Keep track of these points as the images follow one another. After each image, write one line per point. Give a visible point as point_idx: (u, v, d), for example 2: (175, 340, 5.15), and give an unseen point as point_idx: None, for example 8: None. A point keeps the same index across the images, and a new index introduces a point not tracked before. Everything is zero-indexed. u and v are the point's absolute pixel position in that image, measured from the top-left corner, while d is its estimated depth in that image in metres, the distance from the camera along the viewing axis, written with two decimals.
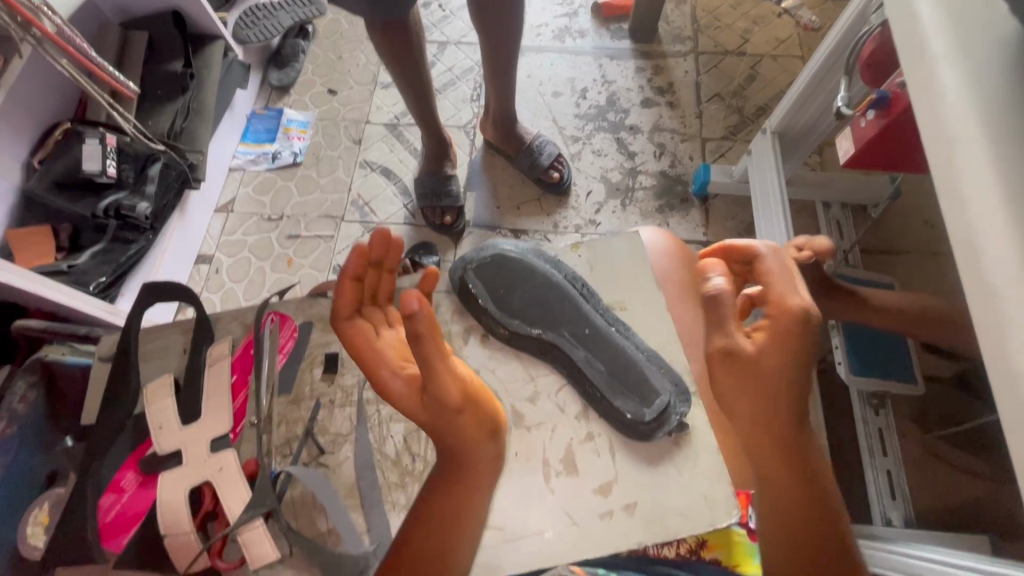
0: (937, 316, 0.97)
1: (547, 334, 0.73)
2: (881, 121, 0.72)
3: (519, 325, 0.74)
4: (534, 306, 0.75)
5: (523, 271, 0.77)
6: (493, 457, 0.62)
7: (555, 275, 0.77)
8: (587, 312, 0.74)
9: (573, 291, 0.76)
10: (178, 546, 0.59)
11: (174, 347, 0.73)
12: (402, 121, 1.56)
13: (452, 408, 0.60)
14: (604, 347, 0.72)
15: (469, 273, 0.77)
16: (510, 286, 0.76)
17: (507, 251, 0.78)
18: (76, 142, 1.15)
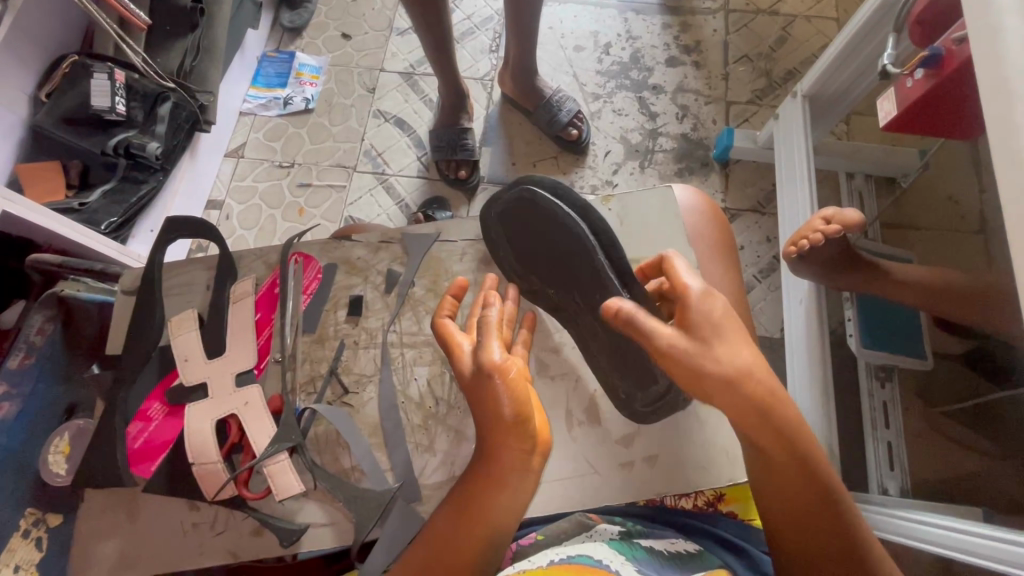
0: (961, 292, 0.96)
1: (561, 294, 0.69)
2: (929, 81, 0.69)
3: (534, 281, 0.71)
4: (550, 262, 0.69)
5: (544, 219, 0.66)
6: (515, 455, 0.55)
7: (578, 227, 0.65)
8: (603, 279, 0.64)
9: (592, 250, 0.64)
10: (205, 475, 0.60)
11: (196, 284, 0.73)
12: (418, 69, 1.51)
13: (486, 373, 0.56)
14: (612, 320, 0.65)
15: (491, 214, 0.71)
16: (528, 235, 0.69)
17: (529, 190, 0.67)
18: (85, 76, 1.12)
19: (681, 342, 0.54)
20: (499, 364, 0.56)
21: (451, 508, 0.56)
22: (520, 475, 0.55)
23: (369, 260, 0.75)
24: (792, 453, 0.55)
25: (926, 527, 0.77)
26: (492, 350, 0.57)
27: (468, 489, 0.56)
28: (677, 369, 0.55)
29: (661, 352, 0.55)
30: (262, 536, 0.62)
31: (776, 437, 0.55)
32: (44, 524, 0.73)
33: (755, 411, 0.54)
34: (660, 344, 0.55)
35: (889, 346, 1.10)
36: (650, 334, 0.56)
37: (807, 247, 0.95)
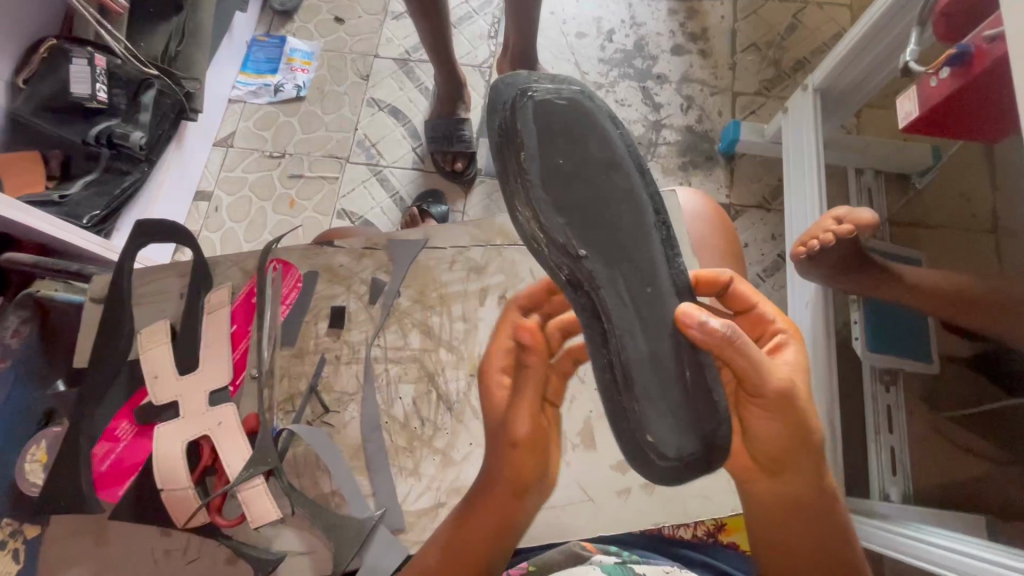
0: (974, 298, 0.92)
1: (590, 259, 0.51)
2: (956, 81, 0.64)
3: (554, 220, 0.51)
4: (590, 202, 0.52)
5: (601, 153, 0.54)
6: (508, 498, 0.52)
7: (641, 185, 0.54)
8: (657, 265, 0.52)
9: (652, 221, 0.53)
10: (175, 501, 0.59)
11: (171, 291, 0.72)
12: (414, 56, 1.45)
13: (511, 443, 0.51)
14: (659, 317, 0.51)
15: (531, 111, 0.54)
16: (572, 163, 0.53)
17: (597, 114, 0.55)
18: (63, 62, 1.07)
19: (799, 385, 0.50)
20: (528, 437, 0.51)
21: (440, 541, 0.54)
22: (516, 510, 0.52)
23: (352, 268, 0.73)
24: (826, 523, 0.53)
25: (932, 549, 0.73)
26: (518, 425, 0.51)
27: (458, 523, 0.54)
28: (790, 417, 0.49)
29: (782, 397, 0.48)
30: (236, 565, 0.62)
31: (814, 494, 0.52)
32: (21, 535, 0.69)
33: (812, 471, 0.51)
34: (782, 388, 0.48)
35: (895, 350, 1.06)
36: (771, 377, 0.48)
37: (817, 248, 0.90)
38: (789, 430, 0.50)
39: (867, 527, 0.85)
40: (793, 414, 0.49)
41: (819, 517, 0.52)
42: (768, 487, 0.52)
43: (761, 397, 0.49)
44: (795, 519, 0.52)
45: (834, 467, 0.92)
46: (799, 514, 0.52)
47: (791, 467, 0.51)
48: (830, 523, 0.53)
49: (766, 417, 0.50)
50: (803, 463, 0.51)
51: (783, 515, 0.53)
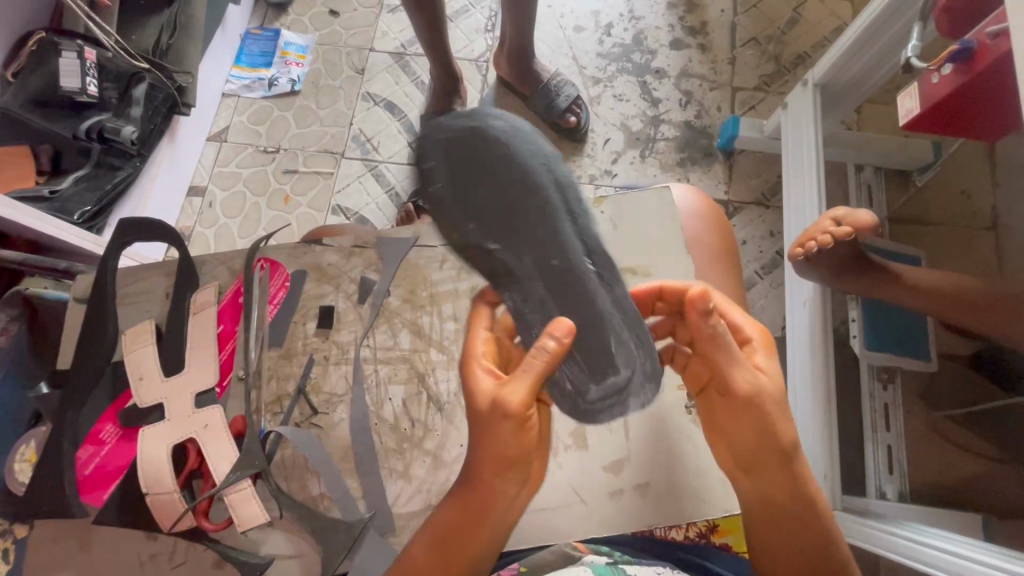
0: (974, 297, 0.91)
1: (506, 257, 0.57)
2: (957, 78, 0.63)
3: (469, 232, 0.57)
4: (496, 209, 0.57)
5: (498, 160, 0.57)
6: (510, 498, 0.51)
7: (544, 179, 0.57)
8: (564, 241, 0.57)
9: (558, 210, 0.57)
10: (160, 505, 0.59)
11: (156, 290, 0.72)
12: (409, 49, 1.42)
13: (504, 414, 0.48)
14: (575, 291, 0.58)
15: (428, 138, 0.58)
16: (472, 173, 0.57)
17: (488, 121, 0.57)
18: (51, 55, 1.04)
19: (772, 390, 0.52)
20: (522, 412, 0.49)
21: (427, 538, 0.53)
22: (507, 515, 0.52)
23: (341, 266, 0.72)
24: (813, 531, 0.53)
25: (931, 551, 0.72)
26: (514, 402, 0.48)
27: (446, 524, 0.52)
28: (758, 417, 0.52)
29: (750, 398, 0.52)
30: (223, 569, 0.61)
31: (792, 499, 0.52)
32: (11, 535, 0.67)
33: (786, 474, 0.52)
34: (750, 390, 0.52)
35: (893, 349, 1.05)
36: (739, 377, 0.52)
37: (815, 249, 0.90)
38: (757, 429, 0.52)
39: (863, 527, 0.84)
40: (761, 415, 0.52)
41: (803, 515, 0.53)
42: (747, 486, 0.54)
43: (732, 397, 0.53)
44: (779, 524, 0.53)
45: (831, 467, 0.91)
46: (780, 520, 0.53)
47: (766, 465, 0.52)
48: (813, 519, 0.53)
49: (738, 417, 0.53)
50: (776, 463, 0.52)
51: (767, 516, 0.53)
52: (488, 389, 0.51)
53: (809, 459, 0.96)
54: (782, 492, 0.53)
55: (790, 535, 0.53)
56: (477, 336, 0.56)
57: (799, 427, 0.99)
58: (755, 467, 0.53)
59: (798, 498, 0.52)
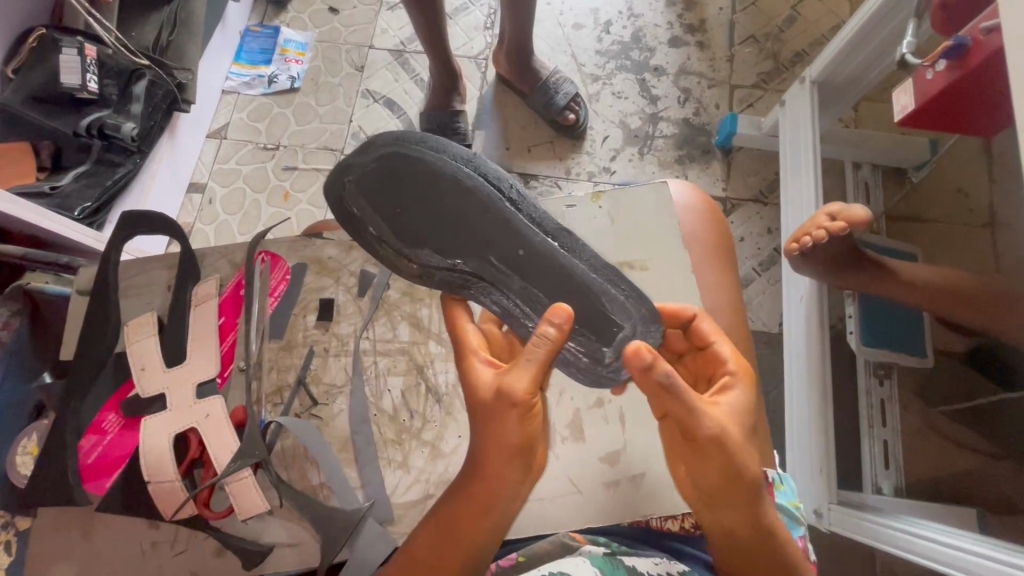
0: (970, 293, 0.92)
1: (471, 265, 0.60)
2: (951, 74, 0.64)
3: (429, 258, 0.60)
4: (445, 229, 0.59)
5: (423, 183, 0.59)
6: (512, 488, 0.52)
7: (472, 181, 0.58)
8: (518, 227, 0.59)
9: (499, 203, 0.59)
10: (162, 493, 0.60)
11: (157, 283, 0.72)
12: (409, 47, 1.43)
13: (510, 402, 0.49)
14: (543, 267, 0.59)
15: (351, 186, 0.60)
16: (406, 201, 0.59)
17: (395, 149, 0.59)
18: (52, 52, 1.05)
19: (735, 432, 0.49)
20: (526, 399, 0.50)
21: (434, 528, 0.53)
22: (512, 504, 0.52)
23: (341, 260, 0.73)
24: (775, 561, 0.52)
25: (926, 543, 0.73)
26: (516, 384, 0.50)
27: (449, 514, 0.53)
28: (722, 461, 0.48)
29: (715, 443, 0.48)
30: (224, 556, 0.62)
31: (754, 535, 0.51)
32: (12, 528, 0.67)
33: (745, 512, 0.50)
34: (715, 434, 0.48)
35: (889, 345, 1.05)
36: (704, 420, 0.48)
37: (810, 244, 0.90)
38: (719, 473, 0.49)
39: (858, 520, 0.85)
40: (726, 460, 0.48)
41: (767, 546, 0.52)
42: (708, 521, 0.53)
43: (694, 440, 0.49)
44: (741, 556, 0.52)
45: (827, 461, 0.91)
46: (740, 552, 0.52)
47: (729, 505, 0.50)
48: (778, 547, 0.52)
49: (700, 459, 0.49)
50: (738, 502, 0.50)
51: (733, 550, 0.52)
52: (491, 380, 0.53)
53: (804, 453, 0.97)
54: (744, 530, 0.51)
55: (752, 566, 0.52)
56: (467, 331, 0.58)
57: (796, 421, 1.00)
58: (716, 507, 0.51)
59: (761, 530, 0.51)
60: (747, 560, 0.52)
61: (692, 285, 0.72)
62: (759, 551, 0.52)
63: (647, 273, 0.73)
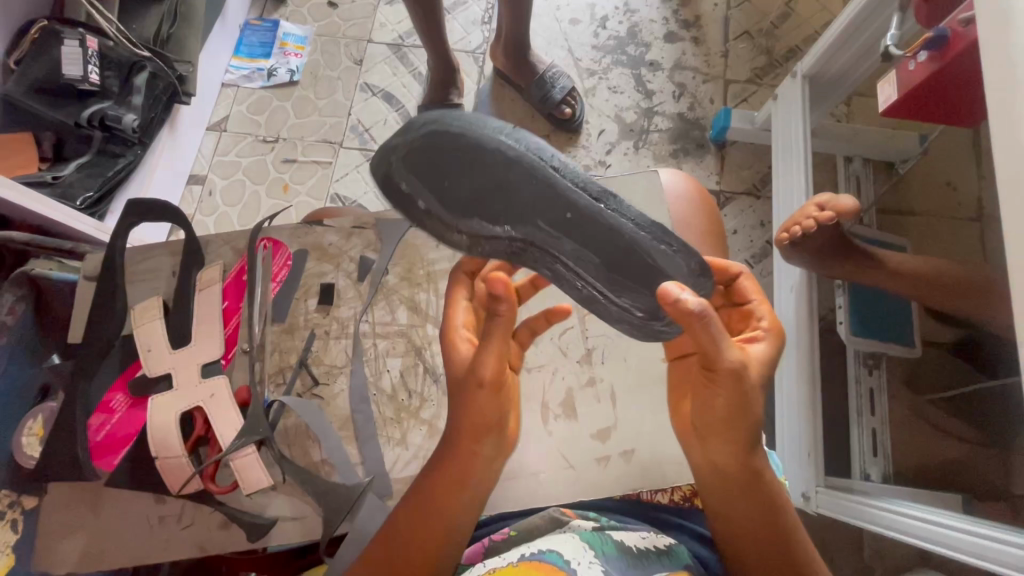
0: (951, 283, 0.94)
1: (520, 232, 0.58)
2: (932, 65, 0.66)
3: (478, 227, 0.59)
4: (490, 198, 0.59)
5: (464, 156, 0.58)
6: (491, 455, 0.54)
7: (511, 150, 0.58)
8: (564, 191, 0.57)
9: (542, 168, 0.58)
10: (169, 468, 0.64)
11: (162, 269, 0.75)
12: (407, 41, 1.44)
13: (478, 382, 0.52)
14: (592, 229, 0.58)
15: (394, 163, 0.60)
16: (452, 174, 0.59)
17: (434, 126, 0.59)
18: (54, 43, 1.06)
19: (752, 372, 0.50)
20: (493, 378, 0.52)
21: (416, 502, 0.54)
22: (489, 469, 0.55)
23: (341, 246, 0.75)
24: (762, 497, 0.54)
25: (910, 521, 0.76)
26: (483, 363, 0.52)
27: (427, 489, 0.54)
28: (733, 393, 0.50)
29: (733, 374, 0.49)
30: (229, 530, 0.65)
31: (747, 471, 0.53)
32: (18, 507, 0.70)
33: (741, 449, 0.52)
34: (734, 367, 0.49)
35: (876, 335, 1.07)
36: (728, 354, 0.49)
37: (800, 234, 0.94)
38: (727, 402, 0.50)
39: (845, 501, 0.88)
40: (737, 395, 0.49)
41: (752, 483, 0.53)
42: (705, 452, 0.54)
43: (713, 371, 0.50)
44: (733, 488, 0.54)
45: (815, 445, 0.94)
46: (730, 485, 0.54)
47: (729, 437, 0.52)
48: (762, 487, 0.54)
49: (715, 389, 0.50)
50: (740, 437, 0.51)
51: (721, 480, 0.54)
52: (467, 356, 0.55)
53: (792, 437, 1.00)
54: (740, 464, 0.53)
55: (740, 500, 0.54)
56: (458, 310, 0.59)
57: (784, 407, 1.02)
58: (718, 439, 0.52)
59: (748, 469, 0.53)
60: (736, 493, 0.54)
61: None
62: (750, 485, 0.54)
63: None
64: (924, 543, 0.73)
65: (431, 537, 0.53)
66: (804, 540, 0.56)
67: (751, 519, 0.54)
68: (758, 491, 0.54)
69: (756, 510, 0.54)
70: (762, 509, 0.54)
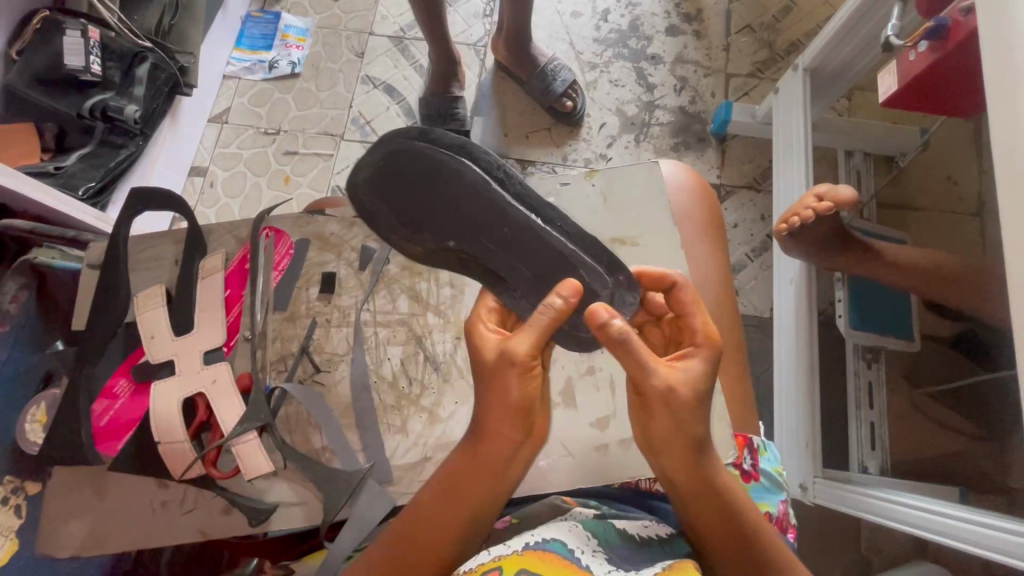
0: (951, 275, 0.96)
1: (465, 245, 0.63)
2: (932, 54, 0.66)
3: (427, 240, 0.64)
4: (441, 212, 0.63)
5: (424, 172, 0.63)
6: (507, 444, 0.53)
7: (468, 169, 0.62)
8: (505, 207, 0.62)
9: (489, 186, 0.62)
10: (172, 454, 0.65)
11: (164, 258, 0.76)
12: (408, 34, 1.44)
13: (509, 362, 0.50)
14: (529, 242, 0.62)
15: (359, 179, 0.64)
16: (409, 189, 0.63)
17: (399, 143, 0.63)
18: (56, 33, 1.07)
19: (684, 392, 0.50)
20: (525, 362, 0.50)
21: (440, 486, 0.56)
22: (507, 460, 0.55)
23: (342, 236, 0.76)
24: (716, 503, 0.55)
25: (911, 512, 0.76)
26: (516, 345, 0.50)
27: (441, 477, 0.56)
28: (668, 416, 0.51)
29: (661, 396, 0.50)
30: (231, 514, 0.66)
31: (695, 480, 0.54)
32: (21, 493, 0.72)
33: (684, 460, 0.53)
34: (663, 390, 0.50)
35: (876, 329, 1.09)
36: (654, 377, 0.50)
37: (798, 224, 0.93)
38: (663, 426, 0.52)
39: (844, 492, 0.88)
40: (670, 414, 0.51)
41: (705, 493, 0.55)
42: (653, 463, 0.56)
43: (643, 394, 0.51)
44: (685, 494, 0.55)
45: (813, 437, 0.95)
46: (681, 492, 0.56)
47: (669, 456, 0.53)
48: (714, 493, 0.55)
49: (651, 413, 0.52)
50: (680, 451, 0.53)
51: (673, 486, 0.56)
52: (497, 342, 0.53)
53: (790, 429, 1.01)
54: (688, 475, 0.54)
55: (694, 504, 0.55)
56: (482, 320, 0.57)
57: (782, 399, 1.03)
58: (660, 454, 0.54)
59: (695, 475, 0.54)
60: (691, 500, 0.55)
61: (682, 260, 0.74)
62: (701, 493, 0.55)
63: (639, 250, 0.76)
64: (920, 532, 0.74)
65: (441, 521, 0.55)
66: (772, 539, 0.56)
67: (708, 523, 0.56)
68: (715, 495, 0.55)
69: (714, 521, 0.55)
70: (717, 514, 0.55)
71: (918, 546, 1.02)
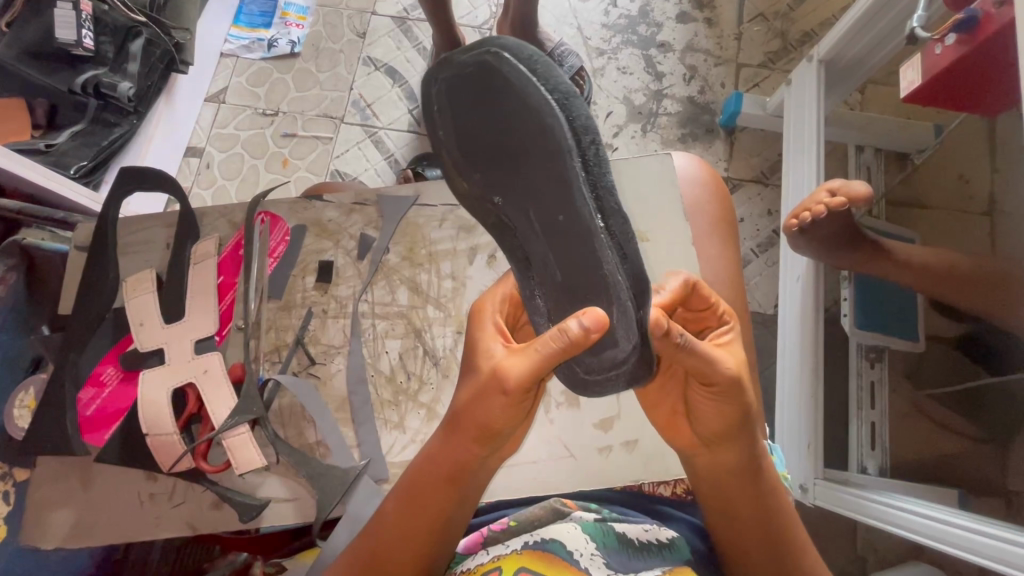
0: (965, 275, 0.92)
1: (510, 210, 0.52)
2: (961, 48, 0.63)
3: (478, 185, 0.53)
4: (505, 166, 0.51)
5: (506, 109, 0.49)
6: (466, 452, 0.50)
7: (559, 126, 0.48)
8: (574, 189, 0.48)
9: (569, 156, 0.47)
10: (160, 445, 0.63)
11: (156, 241, 0.73)
12: (412, 15, 1.39)
13: (501, 387, 0.46)
14: (575, 245, 0.49)
15: (439, 86, 0.52)
16: (485, 118, 0.50)
17: (502, 61, 0.49)
18: (47, 5, 1.03)
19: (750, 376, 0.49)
20: (521, 389, 0.46)
21: (404, 493, 0.53)
22: (477, 466, 0.52)
23: (341, 222, 0.74)
24: (766, 492, 0.54)
25: (910, 515, 0.75)
26: (512, 369, 0.46)
27: (417, 481, 0.52)
28: (734, 404, 0.49)
29: (729, 380, 0.47)
30: (222, 509, 0.64)
31: (749, 468, 0.53)
32: (10, 478, 0.69)
33: (746, 446, 0.52)
34: (734, 376, 0.47)
35: (879, 327, 1.02)
36: (725, 366, 0.47)
37: (808, 220, 0.91)
38: (728, 415, 0.49)
39: (842, 494, 0.87)
40: (740, 398, 0.49)
41: (757, 481, 0.53)
42: (709, 460, 0.53)
43: (711, 385, 0.48)
44: (739, 485, 0.53)
45: (815, 438, 0.93)
46: (733, 483, 0.53)
47: (728, 447, 0.51)
48: (762, 482, 0.53)
49: (715, 402, 0.49)
50: (742, 437, 0.51)
51: (726, 479, 0.54)
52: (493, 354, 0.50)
53: (790, 429, 0.99)
54: (743, 463, 0.52)
55: (745, 495, 0.54)
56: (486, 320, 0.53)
57: (784, 398, 1.01)
58: (719, 445, 0.52)
59: (749, 464, 0.52)
60: (746, 491, 0.53)
61: (691, 256, 0.72)
62: (751, 484, 0.53)
63: (647, 246, 0.74)
64: (926, 538, 0.71)
65: (430, 532, 0.52)
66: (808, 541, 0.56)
67: (759, 516, 0.54)
68: (764, 485, 0.53)
69: (758, 521, 0.54)
70: (769, 503, 0.54)
71: (914, 548, 1.01)
